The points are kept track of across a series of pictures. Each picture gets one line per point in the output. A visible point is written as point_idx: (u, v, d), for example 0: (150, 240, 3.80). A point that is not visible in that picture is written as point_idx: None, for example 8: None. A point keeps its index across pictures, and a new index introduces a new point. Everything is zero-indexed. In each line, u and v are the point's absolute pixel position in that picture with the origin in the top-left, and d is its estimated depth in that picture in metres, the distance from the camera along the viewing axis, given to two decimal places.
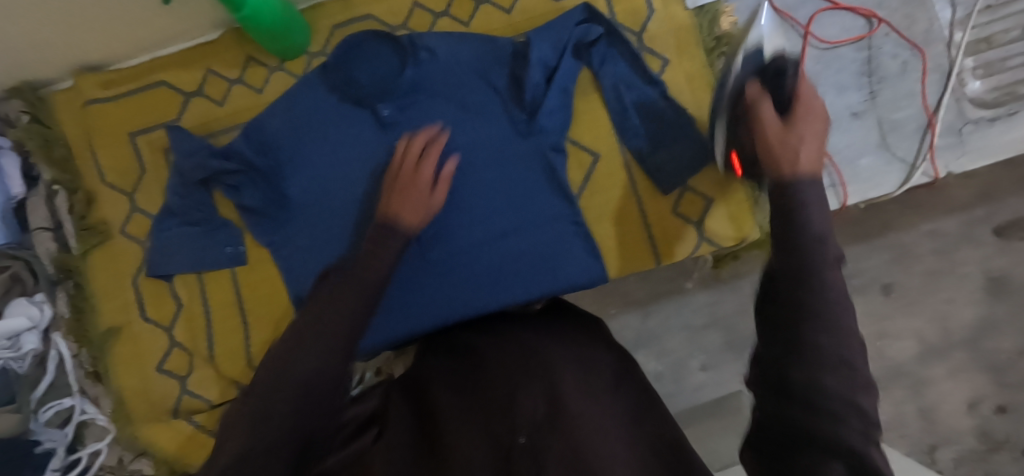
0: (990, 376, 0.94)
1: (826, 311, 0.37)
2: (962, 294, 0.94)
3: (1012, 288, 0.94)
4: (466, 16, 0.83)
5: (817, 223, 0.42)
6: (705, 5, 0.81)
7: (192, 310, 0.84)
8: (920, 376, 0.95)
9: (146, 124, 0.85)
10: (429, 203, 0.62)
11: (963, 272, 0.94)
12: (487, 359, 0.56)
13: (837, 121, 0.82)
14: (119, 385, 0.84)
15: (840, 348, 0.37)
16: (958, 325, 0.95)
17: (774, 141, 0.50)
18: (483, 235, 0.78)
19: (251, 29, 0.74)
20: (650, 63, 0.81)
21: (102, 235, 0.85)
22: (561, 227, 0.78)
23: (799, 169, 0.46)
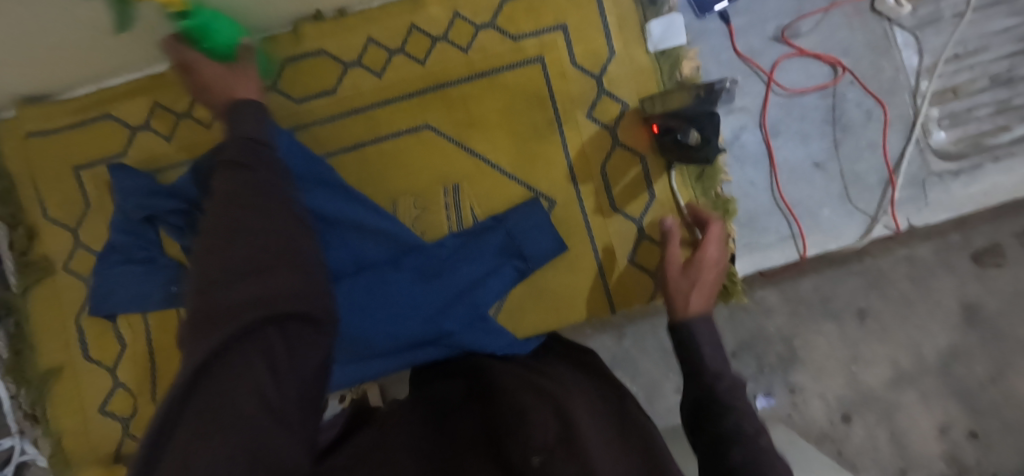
0: (963, 404, 0.90)
1: (749, 435, 0.49)
2: (936, 322, 0.90)
3: (985, 315, 0.90)
4: (422, 54, 0.82)
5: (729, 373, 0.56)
6: (668, 49, 0.79)
7: (137, 350, 0.82)
8: (891, 402, 0.91)
9: (90, 159, 0.83)
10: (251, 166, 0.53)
11: (937, 299, 0.89)
12: (500, 382, 0.59)
13: (797, 170, 0.81)
14: (57, 428, 0.81)
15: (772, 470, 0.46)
16: (931, 351, 0.90)
17: (674, 279, 0.66)
18: (396, 302, 0.73)
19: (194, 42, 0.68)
20: (609, 105, 0.81)
21: (44, 271, 0.82)
22: (500, 281, 0.77)
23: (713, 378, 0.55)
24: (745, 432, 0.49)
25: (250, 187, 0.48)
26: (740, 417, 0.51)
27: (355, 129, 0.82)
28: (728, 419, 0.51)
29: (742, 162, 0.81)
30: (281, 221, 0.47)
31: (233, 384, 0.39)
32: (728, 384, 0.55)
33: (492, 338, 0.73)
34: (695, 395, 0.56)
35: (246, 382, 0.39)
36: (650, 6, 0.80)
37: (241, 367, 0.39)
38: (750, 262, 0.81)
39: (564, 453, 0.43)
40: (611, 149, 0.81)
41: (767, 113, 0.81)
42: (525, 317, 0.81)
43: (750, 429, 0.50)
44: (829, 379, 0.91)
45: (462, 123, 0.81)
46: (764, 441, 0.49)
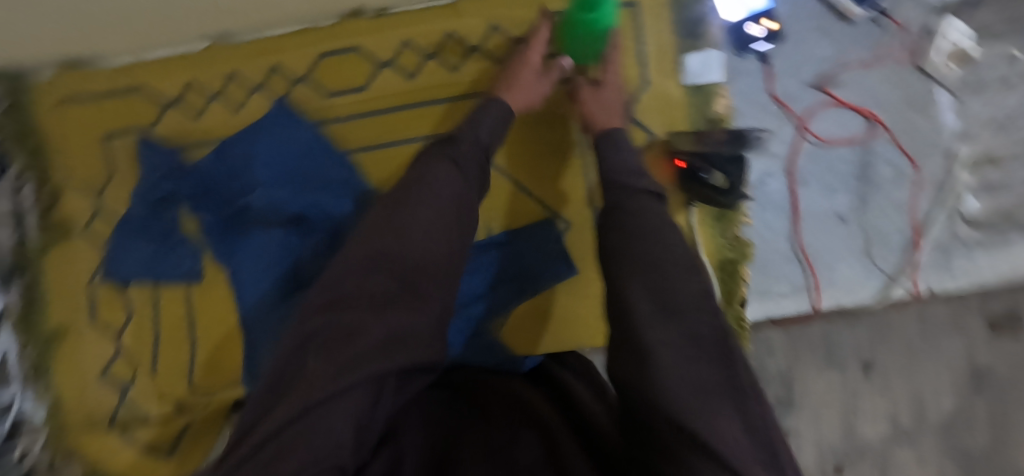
0: (959, 469, 0.79)
1: (688, 303, 0.45)
2: (943, 382, 0.80)
3: (998, 384, 0.80)
4: (455, 62, 0.81)
5: (680, 252, 0.50)
6: (703, 84, 0.78)
7: (143, 319, 0.83)
8: (885, 458, 0.80)
9: (121, 128, 0.84)
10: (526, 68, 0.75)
11: (948, 360, 0.80)
12: (488, 400, 0.59)
13: (820, 222, 0.78)
14: (56, 387, 0.83)
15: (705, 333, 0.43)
16: (934, 412, 0.80)
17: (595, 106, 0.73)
18: None
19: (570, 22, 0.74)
20: (636, 134, 0.79)
21: (63, 233, 0.84)
22: (499, 297, 0.78)
23: (663, 256, 0.49)
24: (686, 295, 0.45)
25: (430, 231, 0.58)
26: (703, 364, 0.41)
27: (379, 129, 0.82)
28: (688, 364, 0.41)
29: (763, 206, 0.78)
30: (434, 276, 0.56)
31: (338, 411, 0.45)
32: (686, 258, 0.49)
33: (490, 354, 0.75)
34: (643, 261, 0.49)
35: (349, 415, 0.45)
36: (691, 40, 0.79)
37: (348, 402, 0.46)
38: (761, 309, 0.78)
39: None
40: None
41: (796, 160, 0.79)
42: (523, 337, 0.79)
43: (690, 303, 0.45)
44: (825, 425, 0.80)
45: None
46: (706, 308, 0.45)
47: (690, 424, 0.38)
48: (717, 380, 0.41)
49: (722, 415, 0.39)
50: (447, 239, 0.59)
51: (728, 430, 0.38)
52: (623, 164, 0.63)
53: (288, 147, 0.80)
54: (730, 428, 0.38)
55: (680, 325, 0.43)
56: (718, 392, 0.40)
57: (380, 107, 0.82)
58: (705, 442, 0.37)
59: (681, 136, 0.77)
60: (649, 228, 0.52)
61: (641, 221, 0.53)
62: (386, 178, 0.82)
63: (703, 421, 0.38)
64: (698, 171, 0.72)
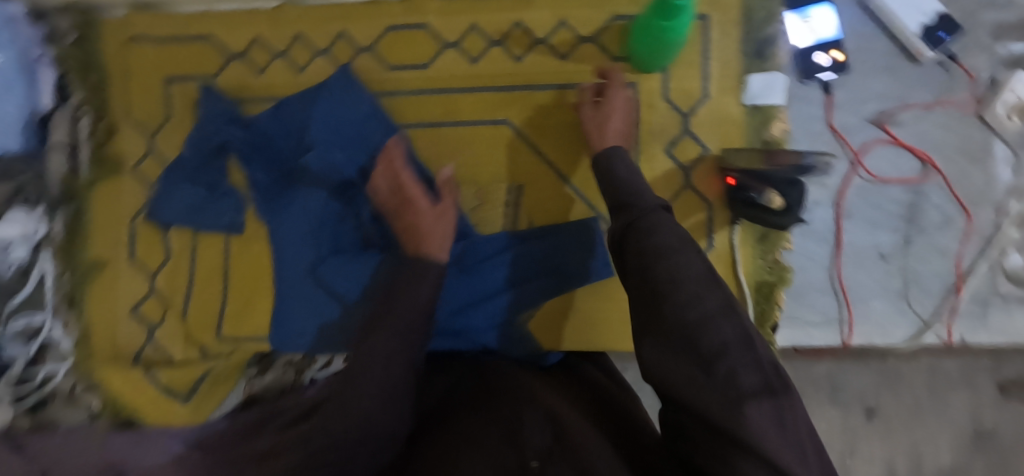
0: None
1: (702, 316, 0.43)
2: (943, 439, 0.80)
3: (1001, 449, 0.79)
4: (520, 51, 0.82)
5: (691, 264, 0.46)
6: (764, 105, 0.78)
7: (179, 263, 0.84)
8: None
9: (184, 73, 0.86)
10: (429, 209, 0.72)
11: (952, 418, 0.79)
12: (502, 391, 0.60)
13: (861, 258, 0.78)
14: (88, 318, 0.84)
15: (728, 340, 0.42)
16: (931, 468, 0.80)
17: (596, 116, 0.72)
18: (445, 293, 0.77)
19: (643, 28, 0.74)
20: (689, 147, 0.79)
21: (113, 169, 0.85)
22: (535, 291, 0.77)
23: (673, 272, 0.46)
24: (701, 306, 0.44)
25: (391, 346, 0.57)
26: (739, 368, 0.41)
27: (435, 107, 0.83)
28: (713, 374, 0.41)
29: (807, 235, 0.78)
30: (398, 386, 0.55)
31: None
32: (698, 266, 0.46)
33: (517, 345, 0.76)
34: (654, 280, 0.47)
35: None
36: (757, 59, 0.79)
37: None
38: (791, 336, 0.78)
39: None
40: (680, 190, 0.79)
41: (846, 195, 0.78)
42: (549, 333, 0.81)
43: (703, 313, 0.43)
44: None
45: (539, 127, 0.81)
46: (726, 314, 0.43)
47: (731, 431, 0.39)
48: (755, 382, 0.40)
49: (756, 413, 0.39)
50: (409, 348, 0.57)
51: (766, 432, 0.39)
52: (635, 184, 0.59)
53: (343, 114, 0.81)
54: (766, 429, 0.39)
55: (703, 336, 0.42)
56: (755, 394, 0.40)
57: (440, 87, 0.83)
58: (750, 445, 0.38)
59: (734, 153, 0.75)
60: (666, 236, 0.49)
61: (654, 230, 0.50)
62: (437, 158, 0.83)
63: (740, 426, 0.39)
64: (752, 192, 0.71)
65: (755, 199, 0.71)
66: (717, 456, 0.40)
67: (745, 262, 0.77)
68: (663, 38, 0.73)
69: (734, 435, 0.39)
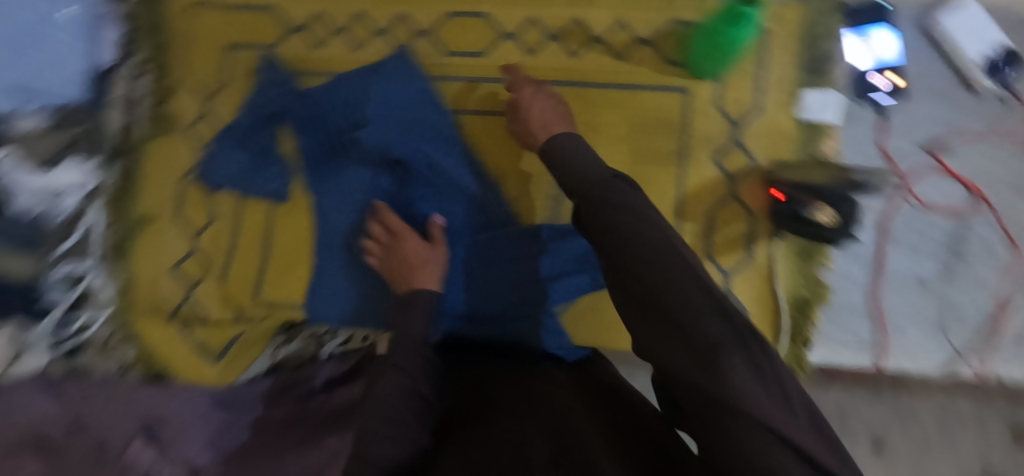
0: None
1: (662, 282, 0.41)
2: None
3: None
4: (575, 47, 0.83)
5: (649, 233, 0.44)
6: (816, 121, 0.78)
7: (222, 225, 0.86)
8: None
9: (244, 41, 0.88)
10: (423, 251, 0.77)
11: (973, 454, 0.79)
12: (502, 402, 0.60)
13: (900, 282, 0.78)
14: (130, 270, 0.86)
15: (691, 299, 0.39)
16: None
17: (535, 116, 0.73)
18: (481, 279, 0.79)
19: (701, 39, 0.78)
20: (736, 157, 0.80)
21: (168, 128, 0.87)
22: (568, 283, 0.77)
23: (626, 247, 0.44)
24: (663, 274, 0.41)
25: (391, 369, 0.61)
26: (704, 321, 0.38)
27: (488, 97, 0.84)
28: (681, 338, 0.38)
29: (848, 255, 0.78)
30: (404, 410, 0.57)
31: None
32: (652, 235, 0.44)
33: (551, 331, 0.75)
34: (615, 259, 0.45)
35: None
36: (811, 76, 0.79)
37: None
38: (824, 355, 0.78)
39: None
40: (724, 199, 0.79)
41: (891, 221, 0.78)
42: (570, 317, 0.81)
43: (666, 280, 0.41)
44: None
45: (587, 125, 0.81)
46: (686, 277, 0.40)
47: (708, 394, 0.36)
48: (723, 332, 0.37)
49: (733, 367, 0.36)
50: (408, 365, 0.62)
51: (745, 386, 0.36)
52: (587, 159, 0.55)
53: (399, 93, 0.82)
54: (748, 383, 0.36)
55: (667, 303, 0.40)
56: (725, 344, 0.37)
57: (493, 76, 0.84)
58: (735, 404, 0.35)
59: (776, 168, 0.78)
60: (623, 206, 0.47)
61: (609, 206, 0.48)
62: (485, 147, 0.85)
63: (721, 384, 0.36)
64: (803, 204, 0.71)
65: (808, 210, 0.71)
66: (708, 426, 0.36)
67: (783, 275, 0.77)
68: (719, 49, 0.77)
69: (718, 396, 0.35)
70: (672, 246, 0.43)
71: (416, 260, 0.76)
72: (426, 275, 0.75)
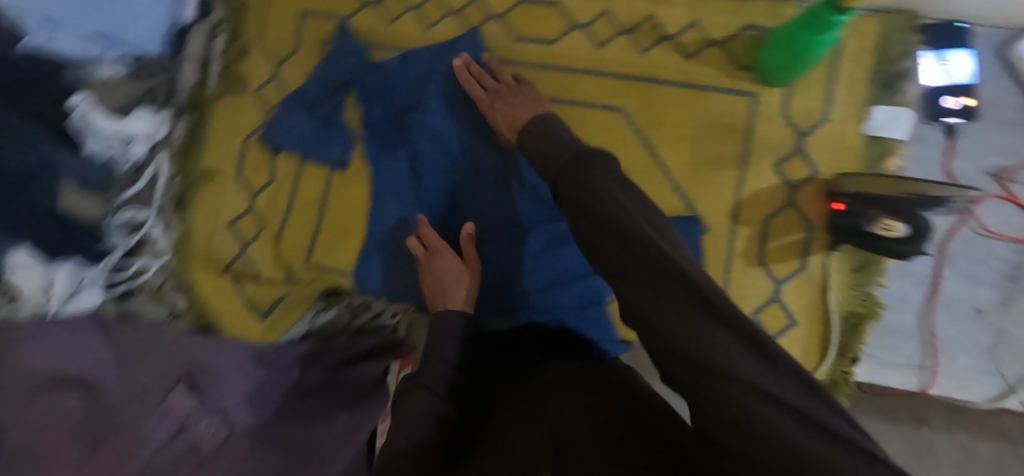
0: None
1: (630, 253, 0.42)
2: None
3: None
4: (646, 43, 0.83)
5: (611, 204, 0.47)
6: (884, 138, 0.78)
7: (281, 187, 0.88)
8: None
9: (320, 10, 0.89)
10: (454, 269, 0.78)
11: None
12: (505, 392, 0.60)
13: (954, 308, 0.77)
14: (191, 221, 0.89)
15: (655, 266, 0.40)
16: None
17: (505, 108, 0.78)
18: (534, 267, 0.81)
19: (781, 42, 0.74)
20: (798, 166, 0.79)
21: (238, 88, 0.90)
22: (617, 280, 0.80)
23: (591, 223, 0.47)
24: (628, 244, 0.43)
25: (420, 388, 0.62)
26: (670, 285, 0.39)
27: (554, 84, 0.84)
28: (652, 303, 0.39)
29: (903, 275, 0.77)
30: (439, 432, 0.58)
31: None
32: (610, 208, 0.46)
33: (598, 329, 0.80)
34: (586, 238, 0.47)
35: None
36: (884, 91, 0.78)
37: None
38: (870, 373, 0.77)
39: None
40: (781, 207, 0.79)
41: (950, 243, 0.77)
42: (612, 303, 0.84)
43: (629, 249, 0.42)
44: None
45: (651, 122, 0.82)
46: (645, 243, 0.42)
47: (681, 351, 0.36)
48: (686, 291, 0.38)
49: (705, 323, 0.36)
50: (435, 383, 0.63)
51: (714, 337, 0.36)
52: (557, 147, 0.59)
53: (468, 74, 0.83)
54: (720, 336, 0.36)
55: (635, 273, 0.41)
56: (691, 301, 0.37)
57: (562, 64, 0.84)
58: (711, 358, 0.35)
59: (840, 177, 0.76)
60: (590, 189, 0.49)
61: (579, 184, 0.51)
62: None
63: (703, 345, 0.35)
64: (869, 218, 0.71)
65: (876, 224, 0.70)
66: (689, 386, 0.36)
67: (837, 288, 0.77)
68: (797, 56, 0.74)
69: (688, 354, 0.36)
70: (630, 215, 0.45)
71: (446, 277, 0.77)
72: (456, 292, 0.76)
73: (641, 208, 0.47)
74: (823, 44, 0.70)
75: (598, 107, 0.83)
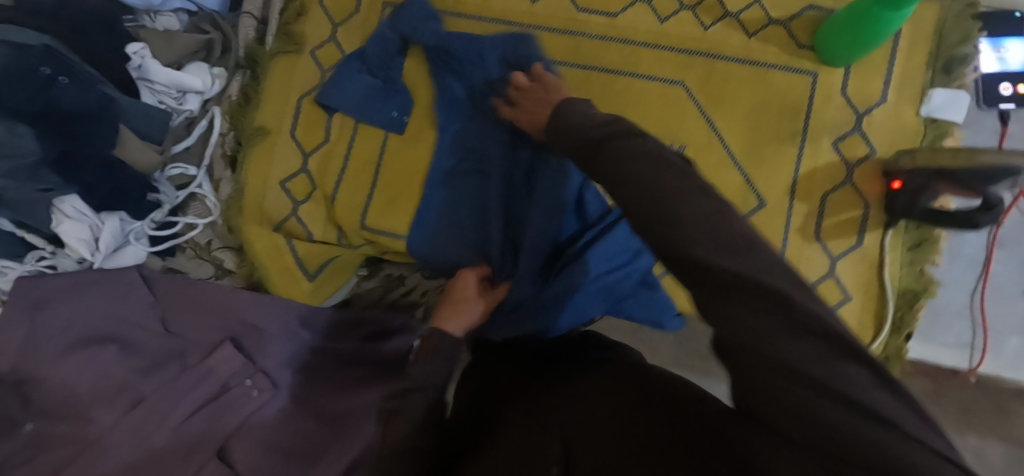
0: None
1: (672, 230, 0.39)
2: None
3: None
4: (709, 20, 0.84)
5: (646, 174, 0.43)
6: (940, 120, 0.79)
7: (335, 149, 0.87)
8: None
9: None
10: (461, 298, 0.71)
11: None
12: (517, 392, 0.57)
13: (1007, 290, 0.78)
14: (245, 179, 0.86)
15: (697, 242, 0.37)
16: None
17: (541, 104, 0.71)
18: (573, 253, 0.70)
19: (847, 21, 0.75)
20: (856, 145, 0.81)
21: (294, 47, 0.88)
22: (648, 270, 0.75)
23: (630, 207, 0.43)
24: (676, 217, 0.39)
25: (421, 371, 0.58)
26: (724, 265, 0.36)
27: (617, 56, 0.85)
28: (701, 290, 0.37)
29: (956, 255, 0.79)
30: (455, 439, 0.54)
31: None
32: (647, 181, 0.42)
33: (653, 308, 0.75)
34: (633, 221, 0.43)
35: None
36: (942, 75, 0.80)
37: None
38: (921, 351, 0.79)
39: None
40: (840, 184, 0.80)
41: (1002, 225, 0.78)
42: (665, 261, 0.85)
43: (671, 221, 0.39)
44: None
45: (713, 98, 0.83)
46: (683, 215, 0.39)
47: (734, 339, 0.34)
48: (734, 273, 0.35)
49: (761, 314, 0.33)
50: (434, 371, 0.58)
51: (767, 326, 0.33)
52: (575, 130, 0.53)
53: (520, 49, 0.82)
54: (773, 328, 0.33)
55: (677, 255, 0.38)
56: (740, 284, 0.34)
57: (625, 36, 0.85)
58: (762, 348, 0.32)
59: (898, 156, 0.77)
60: (624, 173, 0.44)
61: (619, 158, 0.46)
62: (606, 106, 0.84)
63: (749, 334, 0.33)
64: (927, 192, 0.72)
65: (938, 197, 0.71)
66: (743, 375, 0.33)
67: (894, 264, 0.78)
68: (862, 35, 0.74)
69: (737, 342, 0.33)
70: (665, 192, 0.41)
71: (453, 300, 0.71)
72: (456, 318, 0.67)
73: (675, 179, 0.41)
74: (891, 21, 0.70)
75: (659, 80, 0.84)
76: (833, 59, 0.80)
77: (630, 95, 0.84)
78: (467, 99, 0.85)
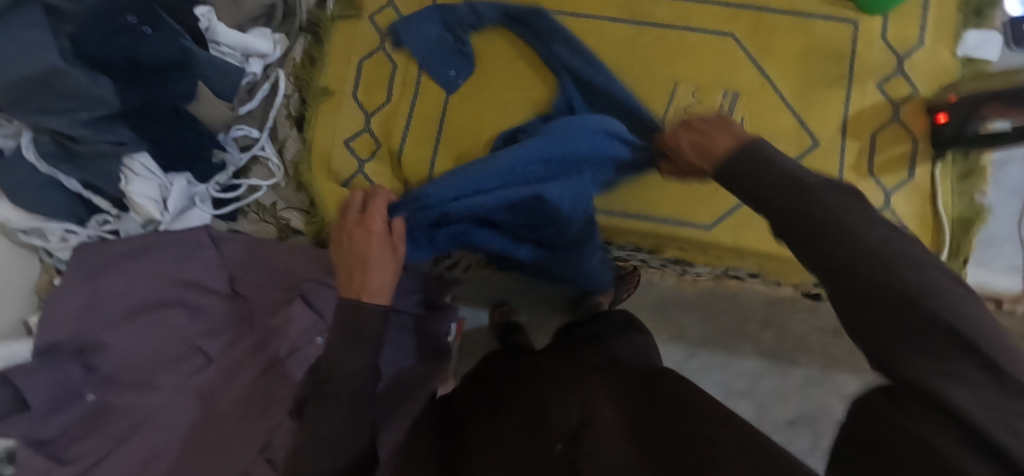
0: None
1: (870, 266, 0.37)
2: None
3: None
4: None
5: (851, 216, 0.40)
6: (975, 60, 0.85)
7: (398, 108, 0.88)
8: None
9: None
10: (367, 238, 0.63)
11: None
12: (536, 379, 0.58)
13: None
14: (311, 138, 0.88)
15: (917, 288, 0.36)
16: None
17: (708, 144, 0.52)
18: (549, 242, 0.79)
19: None
20: (899, 85, 0.85)
21: (354, 12, 0.90)
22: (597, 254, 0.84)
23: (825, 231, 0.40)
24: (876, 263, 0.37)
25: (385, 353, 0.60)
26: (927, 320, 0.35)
27: (667, 12, 0.89)
28: (884, 322, 0.36)
29: (1001, 186, 0.85)
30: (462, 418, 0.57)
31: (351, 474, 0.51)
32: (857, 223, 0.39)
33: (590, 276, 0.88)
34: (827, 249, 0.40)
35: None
36: (973, 18, 0.86)
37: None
38: (977, 275, 0.83)
39: (579, 449, 0.41)
40: (887, 122, 0.85)
41: None
42: None
43: (871, 263, 0.37)
44: None
45: (761, 47, 0.87)
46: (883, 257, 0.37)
47: (912, 380, 0.34)
48: (924, 320, 0.34)
49: (965, 370, 0.32)
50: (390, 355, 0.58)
51: (959, 380, 0.32)
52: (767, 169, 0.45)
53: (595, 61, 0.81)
54: (963, 383, 0.32)
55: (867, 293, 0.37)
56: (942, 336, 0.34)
57: None
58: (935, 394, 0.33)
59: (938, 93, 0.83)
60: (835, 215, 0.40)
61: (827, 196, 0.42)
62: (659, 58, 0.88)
63: (926, 378, 0.33)
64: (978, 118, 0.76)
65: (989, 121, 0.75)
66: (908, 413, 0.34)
67: (945, 191, 0.83)
68: None
69: (918, 388, 0.33)
70: (871, 244, 0.38)
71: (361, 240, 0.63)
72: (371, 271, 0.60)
73: (885, 232, 0.38)
74: None
75: (710, 31, 0.88)
76: (872, 7, 0.85)
77: (682, 47, 0.88)
78: (527, 54, 0.87)
